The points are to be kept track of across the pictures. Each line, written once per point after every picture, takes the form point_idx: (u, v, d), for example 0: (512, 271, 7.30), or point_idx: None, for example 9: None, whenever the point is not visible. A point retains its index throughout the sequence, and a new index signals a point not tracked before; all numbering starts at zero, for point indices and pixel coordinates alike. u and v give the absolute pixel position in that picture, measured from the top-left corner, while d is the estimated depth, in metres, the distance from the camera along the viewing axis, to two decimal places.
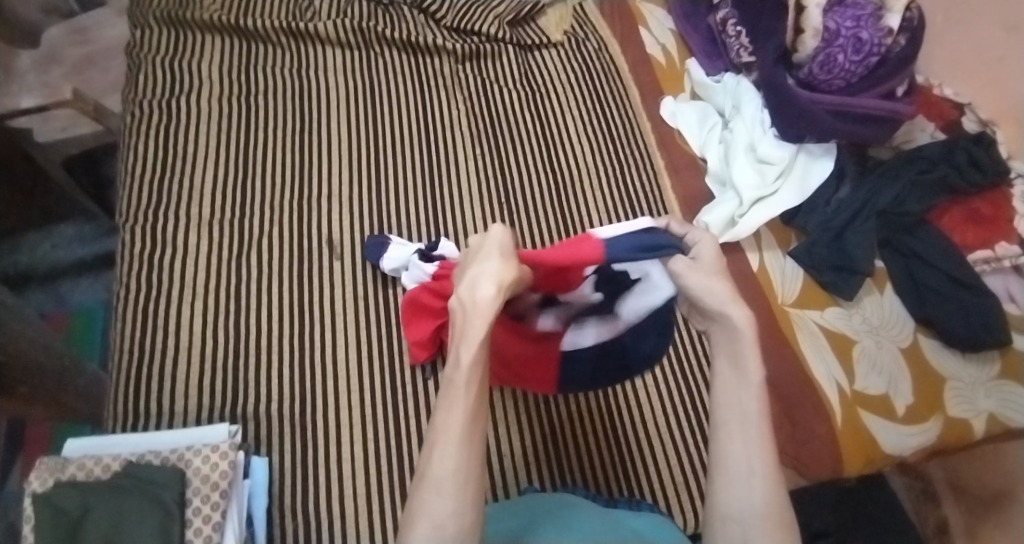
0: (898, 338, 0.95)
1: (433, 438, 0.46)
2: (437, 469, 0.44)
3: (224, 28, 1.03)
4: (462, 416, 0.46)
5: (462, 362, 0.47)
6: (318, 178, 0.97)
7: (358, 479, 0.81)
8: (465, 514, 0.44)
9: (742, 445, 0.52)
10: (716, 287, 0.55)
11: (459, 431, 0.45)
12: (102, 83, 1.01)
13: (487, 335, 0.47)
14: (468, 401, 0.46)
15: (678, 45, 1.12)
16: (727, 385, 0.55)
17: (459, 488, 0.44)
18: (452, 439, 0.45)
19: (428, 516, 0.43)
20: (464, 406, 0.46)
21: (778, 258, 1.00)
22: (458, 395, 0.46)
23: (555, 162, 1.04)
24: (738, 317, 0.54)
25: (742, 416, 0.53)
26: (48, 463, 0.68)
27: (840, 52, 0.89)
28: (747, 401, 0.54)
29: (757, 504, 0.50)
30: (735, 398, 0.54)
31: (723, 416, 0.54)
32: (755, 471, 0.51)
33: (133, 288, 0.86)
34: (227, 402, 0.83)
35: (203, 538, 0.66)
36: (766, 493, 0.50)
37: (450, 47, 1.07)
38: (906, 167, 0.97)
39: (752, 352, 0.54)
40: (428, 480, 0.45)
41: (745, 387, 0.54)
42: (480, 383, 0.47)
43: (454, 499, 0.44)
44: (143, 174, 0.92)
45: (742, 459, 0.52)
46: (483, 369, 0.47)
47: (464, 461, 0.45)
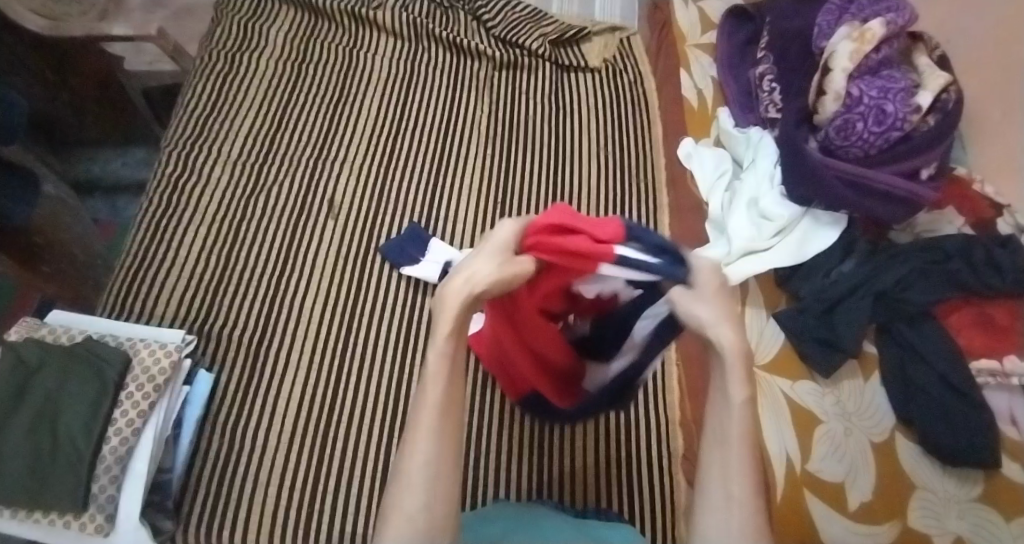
0: (871, 430, 0.88)
1: (410, 437, 0.53)
2: (411, 466, 0.52)
3: (298, 3, 1.15)
4: (433, 410, 0.53)
5: (431, 365, 0.54)
6: (340, 144, 1.06)
7: (290, 418, 0.86)
8: (435, 509, 0.51)
9: (723, 473, 0.51)
10: (706, 314, 0.52)
11: (429, 427, 0.53)
12: (189, 30, 1.17)
13: (456, 338, 0.53)
14: (438, 395, 0.53)
15: (715, 93, 1.11)
16: (714, 404, 0.54)
17: (430, 479, 0.52)
18: (425, 435, 0.52)
19: (400, 509, 0.51)
20: (435, 399, 0.53)
21: (760, 319, 0.96)
22: (433, 393, 0.53)
23: (563, 176, 1.07)
24: (721, 338, 0.51)
25: (727, 441, 0.52)
26: (29, 322, 0.79)
27: (859, 120, 0.87)
28: (729, 422, 0.52)
29: (736, 532, 0.50)
30: (721, 418, 0.53)
31: (709, 437, 0.53)
32: (735, 498, 0.51)
33: (154, 204, 0.97)
34: (197, 318, 0.91)
35: (126, 420, 0.73)
36: (746, 525, 0.50)
37: (491, 54, 1.14)
38: (919, 254, 0.91)
39: (735, 377, 0.51)
40: (403, 474, 0.52)
41: (728, 409, 0.52)
42: (452, 380, 0.54)
43: (423, 495, 0.51)
44: (193, 110, 1.04)
45: (722, 486, 0.51)
46: (454, 364, 0.54)
47: (434, 456, 0.52)
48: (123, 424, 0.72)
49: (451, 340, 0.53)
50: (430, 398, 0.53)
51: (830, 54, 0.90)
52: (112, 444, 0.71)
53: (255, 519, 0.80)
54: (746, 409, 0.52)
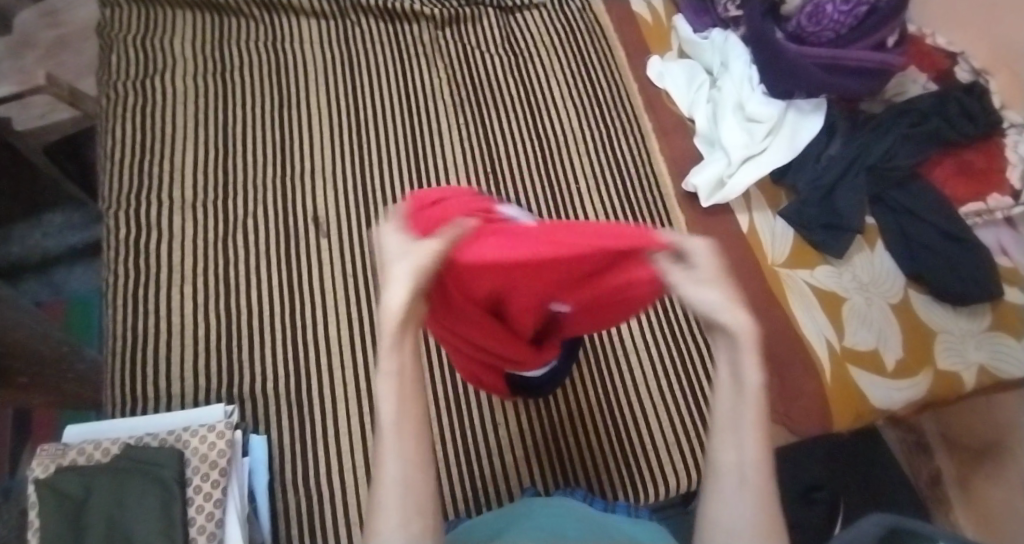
0: (888, 294, 0.95)
1: (374, 454, 0.41)
2: (383, 488, 0.39)
3: (199, 3, 1.02)
4: (392, 424, 0.40)
5: (380, 378, 0.40)
6: (300, 151, 0.97)
7: (356, 453, 0.82)
8: (414, 528, 0.39)
9: (732, 449, 0.40)
10: (706, 293, 0.39)
11: (392, 443, 0.40)
12: (77, 64, 1.00)
13: (416, 336, 0.42)
14: (391, 394, 0.40)
15: (666, 4, 1.09)
16: (722, 392, 0.42)
17: (404, 497, 0.39)
18: (389, 450, 0.39)
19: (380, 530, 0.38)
20: (388, 411, 0.40)
21: (768, 219, 1.00)
22: (384, 410, 0.40)
23: (541, 126, 1.02)
24: (731, 319, 0.39)
25: (735, 425, 0.41)
26: (50, 450, 0.70)
27: (828, 2, 0.89)
28: (741, 405, 0.41)
29: (749, 531, 0.39)
30: (726, 401, 0.42)
31: (712, 422, 0.42)
32: (747, 481, 0.40)
33: (121, 275, 0.86)
34: (222, 383, 0.84)
35: (205, 515, 0.68)
36: (760, 518, 0.39)
37: (428, 13, 1.05)
38: (897, 119, 0.96)
39: (745, 354, 0.40)
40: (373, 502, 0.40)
41: (745, 393, 0.40)
42: (421, 380, 0.42)
43: (401, 504, 0.39)
44: (124, 159, 0.92)
45: (731, 487, 0.40)
46: (421, 360, 0.42)
47: (410, 461, 0.40)
48: (204, 520, 0.68)
49: (394, 354, 0.40)
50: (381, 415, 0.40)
51: None
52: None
53: None
54: (762, 392, 0.40)
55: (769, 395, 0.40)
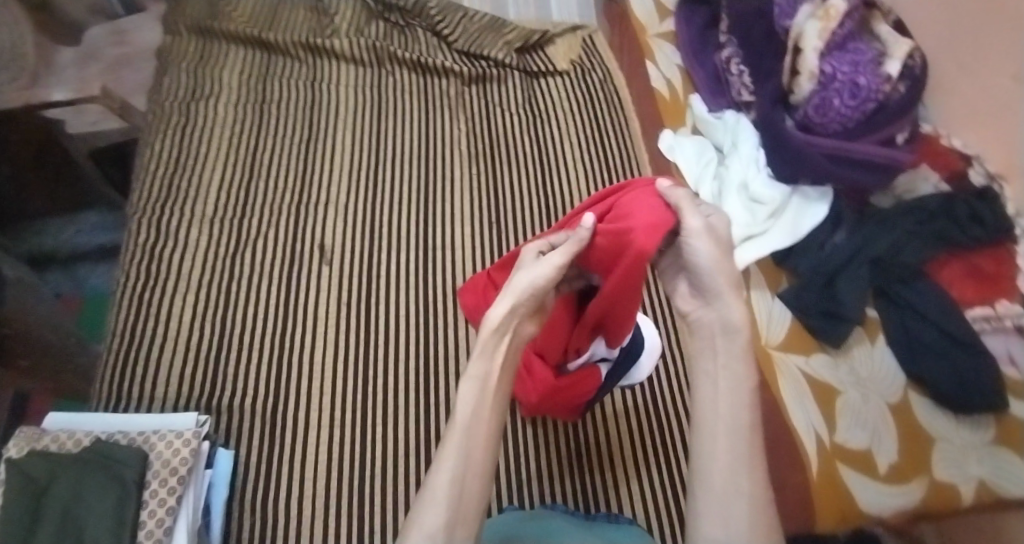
0: (885, 392, 0.90)
1: (437, 454, 0.52)
2: (436, 480, 0.50)
3: (251, 41, 1.11)
4: (460, 429, 0.52)
5: (462, 387, 0.53)
6: (319, 182, 1.02)
7: (319, 480, 0.83)
8: (456, 529, 0.48)
9: (730, 454, 0.50)
10: (722, 271, 0.54)
11: (456, 447, 0.51)
12: (132, 82, 1.10)
13: (486, 357, 0.54)
14: (465, 412, 0.52)
15: (684, 81, 1.12)
16: (715, 393, 0.53)
17: (454, 500, 0.49)
18: (449, 452, 0.51)
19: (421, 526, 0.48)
20: (464, 417, 0.52)
21: (766, 299, 0.98)
22: (461, 413, 0.52)
23: (549, 182, 1.05)
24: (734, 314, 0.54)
25: (734, 428, 0.51)
26: (27, 432, 0.73)
27: (836, 95, 0.91)
28: (737, 411, 0.52)
29: (744, 521, 0.48)
30: (729, 406, 0.52)
31: (714, 423, 0.52)
32: (744, 489, 0.49)
33: (132, 277, 0.91)
34: (205, 392, 0.86)
35: (155, 520, 0.68)
36: (753, 513, 0.48)
37: (458, 69, 1.12)
38: (904, 216, 0.95)
39: (741, 361, 0.54)
40: (427, 493, 0.50)
41: (736, 393, 0.53)
42: (483, 396, 0.53)
43: (446, 510, 0.48)
44: (157, 170, 0.99)
45: (733, 476, 0.50)
46: (487, 387, 0.54)
47: (458, 471, 0.50)
48: (153, 526, 0.68)
49: (484, 360, 0.54)
50: (458, 418, 0.52)
51: (799, 34, 0.94)
52: None
53: None
54: (753, 399, 0.53)
55: (756, 402, 0.53)
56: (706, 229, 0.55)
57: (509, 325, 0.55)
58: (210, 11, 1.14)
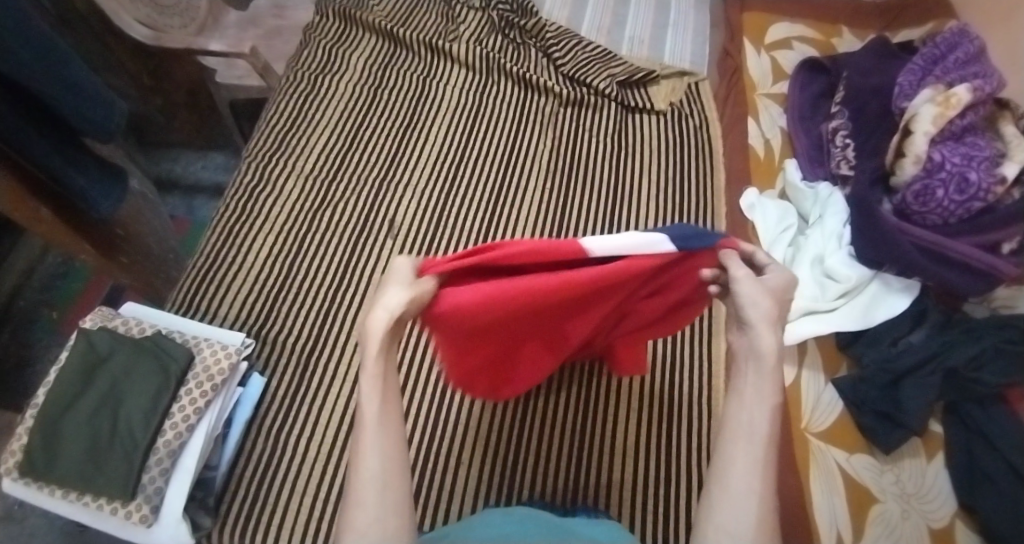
0: (930, 515, 0.81)
1: (355, 450, 0.52)
2: (361, 478, 0.50)
3: (382, 31, 1.22)
4: (372, 425, 0.52)
5: (365, 382, 0.53)
6: (406, 166, 1.10)
7: (330, 428, 0.87)
8: (389, 521, 0.50)
9: (746, 459, 0.49)
10: (763, 305, 0.53)
11: (375, 441, 0.52)
12: (278, 48, 1.25)
13: (387, 358, 0.53)
14: (376, 413, 0.52)
15: (784, 143, 1.11)
16: (742, 408, 0.52)
17: (380, 494, 0.50)
18: (370, 445, 0.51)
19: (356, 513, 0.50)
20: (373, 410, 0.52)
21: (817, 382, 0.92)
22: (370, 408, 0.52)
23: (620, 212, 1.07)
24: (767, 340, 0.52)
25: (748, 435, 0.50)
26: (106, 311, 0.83)
27: (940, 187, 0.85)
28: (756, 420, 0.51)
29: (751, 527, 0.47)
30: (741, 417, 0.51)
31: (730, 434, 0.51)
32: (754, 491, 0.48)
33: (230, 210, 1.02)
34: (258, 323, 0.94)
35: (182, 416, 0.75)
36: (760, 516, 0.47)
37: (559, 90, 1.17)
38: (994, 331, 0.86)
39: (770, 377, 0.52)
40: (354, 489, 0.51)
41: (758, 406, 0.51)
42: (387, 387, 0.53)
43: (376, 502, 0.50)
44: (276, 125, 1.11)
45: (739, 477, 0.49)
46: (388, 380, 0.53)
47: (382, 468, 0.51)
48: (179, 419, 0.75)
49: (380, 360, 0.52)
50: (366, 414, 0.52)
51: (912, 115, 0.89)
52: (167, 437, 0.74)
53: (289, 525, 0.80)
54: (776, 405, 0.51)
55: (779, 413, 0.51)
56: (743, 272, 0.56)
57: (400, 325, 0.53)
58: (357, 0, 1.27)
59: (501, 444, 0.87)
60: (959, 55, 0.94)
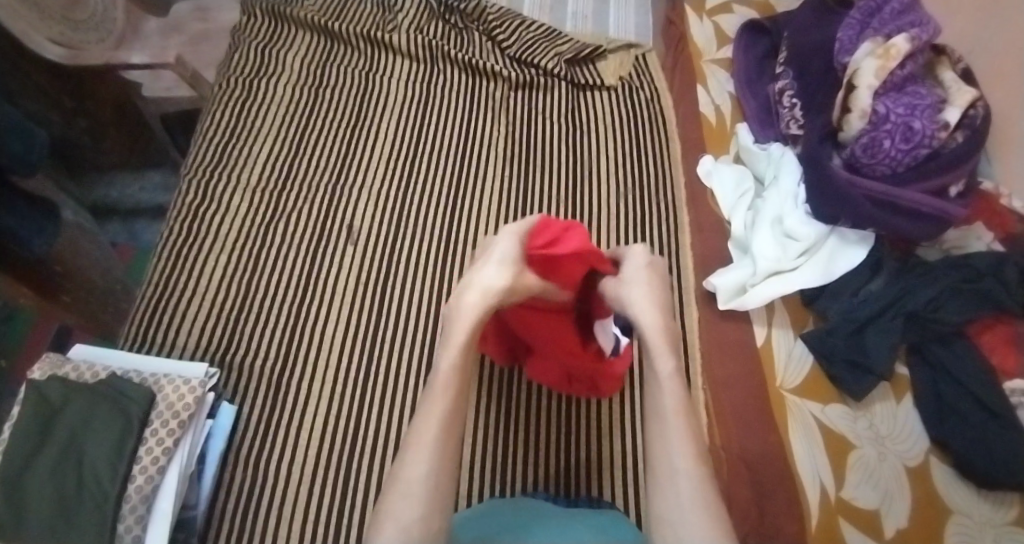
0: (905, 454, 0.84)
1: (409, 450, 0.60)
2: (409, 480, 0.57)
3: (315, 27, 1.17)
4: (435, 425, 0.61)
5: (436, 382, 0.63)
6: (357, 167, 1.06)
7: (311, 449, 0.85)
8: (429, 520, 0.56)
9: (665, 441, 0.63)
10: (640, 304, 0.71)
11: (430, 440, 0.60)
12: (206, 54, 1.18)
13: (465, 353, 0.65)
14: (440, 415, 0.61)
15: (734, 109, 1.12)
16: (653, 394, 0.67)
17: (427, 492, 0.57)
18: (422, 445, 0.59)
19: (394, 520, 0.55)
20: (437, 412, 0.61)
21: (787, 339, 0.93)
22: (436, 407, 0.61)
23: (581, 193, 1.06)
24: (650, 322, 0.70)
25: (664, 416, 0.64)
26: (52, 358, 0.78)
27: (886, 138, 0.87)
28: (664, 401, 0.65)
29: (685, 496, 0.58)
30: (656, 401, 0.66)
31: (652, 420, 0.66)
32: (680, 466, 0.60)
33: (175, 232, 0.97)
34: (221, 348, 0.90)
35: (151, 458, 0.71)
36: (691, 492, 0.59)
37: (507, 74, 1.14)
38: (949, 272, 0.88)
39: (664, 354, 0.68)
40: (401, 485, 0.58)
41: (666, 389, 0.66)
42: (453, 398, 0.63)
43: (420, 506, 0.56)
44: (213, 137, 1.05)
45: (669, 457, 0.61)
46: (456, 384, 0.63)
47: (435, 466, 0.58)
48: (148, 462, 0.71)
49: (459, 350, 0.65)
50: (433, 411, 0.61)
51: (854, 70, 0.91)
52: (138, 482, 0.70)
53: None
54: (676, 385, 0.66)
55: (678, 388, 0.66)
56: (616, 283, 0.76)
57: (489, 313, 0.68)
58: None
59: (490, 439, 0.87)
60: (894, 5, 0.97)
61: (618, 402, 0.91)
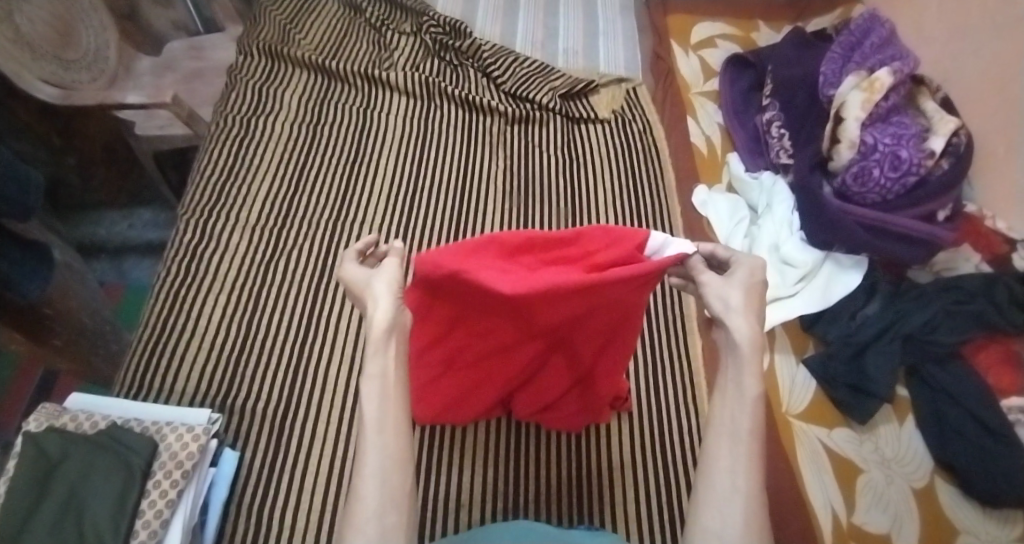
0: (912, 476, 0.85)
1: (358, 451, 0.52)
2: (364, 481, 0.50)
3: (311, 66, 1.18)
4: (373, 423, 0.52)
5: (367, 378, 0.55)
6: (356, 204, 1.06)
7: (316, 493, 0.83)
8: (390, 523, 0.49)
9: (730, 469, 0.52)
10: (733, 299, 0.58)
11: (373, 439, 0.52)
12: (200, 92, 1.18)
13: (387, 352, 0.56)
14: (375, 408, 0.53)
15: (723, 139, 1.16)
16: (723, 397, 0.56)
17: (383, 494, 0.50)
18: (369, 446, 0.51)
19: (353, 525, 0.49)
20: (370, 408, 0.53)
21: (790, 365, 0.94)
22: (369, 407, 0.53)
23: (579, 222, 1.07)
24: (740, 328, 0.57)
25: (734, 433, 0.54)
26: (48, 409, 0.76)
27: (876, 167, 0.91)
28: (740, 416, 0.55)
29: (739, 522, 0.50)
30: (729, 412, 0.55)
31: (716, 431, 0.55)
32: (739, 490, 0.52)
33: (171, 273, 0.95)
34: (222, 392, 0.88)
35: (154, 511, 0.69)
36: (748, 512, 0.51)
37: (503, 109, 1.17)
38: (941, 294, 0.90)
39: (751, 367, 0.56)
40: (356, 489, 0.50)
41: (742, 401, 0.55)
42: (386, 389, 0.54)
43: (375, 503, 0.49)
44: (210, 176, 1.04)
45: (728, 476, 0.52)
46: (388, 376, 0.55)
47: (382, 467, 0.51)
48: (151, 516, 0.69)
49: (380, 360, 0.56)
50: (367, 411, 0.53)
51: (841, 103, 0.95)
52: (140, 538, 0.68)
53: None
54: (758, 405, 0.55)
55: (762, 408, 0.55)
56: (710, 273, 0.60)
57: (398, 330, 0.58)
58: (280, 35, 1.21)
59: (497, 472, 0.86)
60: (873, 39, 1.02)
61: (626, 432, 0.90)
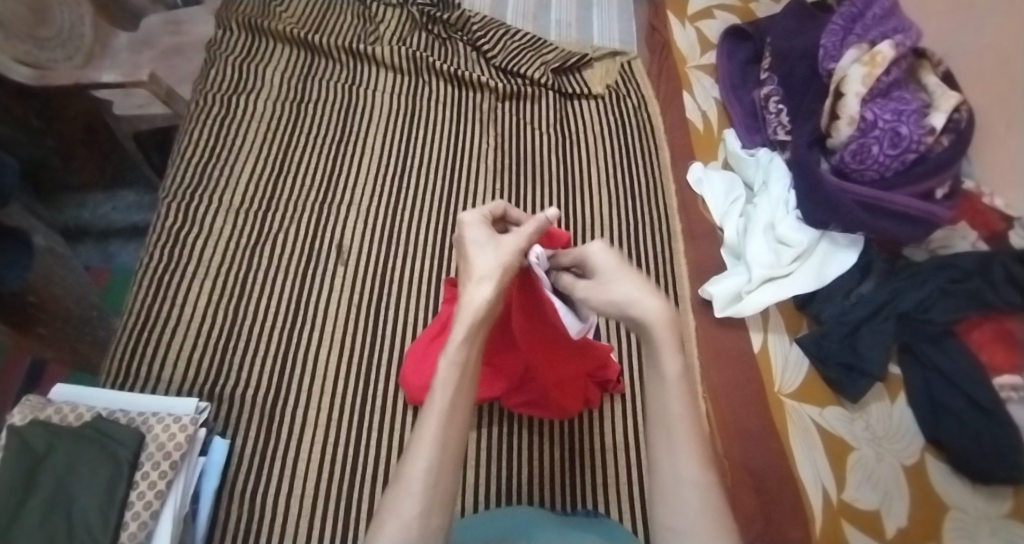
0: (902, 453, 0.84)
1: (412, 444, 0.53)
2: (412, 473, 0.52)
3: (293, 40, 1.13)
4: (439, 418, 0.54)
5: (443, 369, 0.56)
6: (343, 186, 1.04)
7: (309, 480, 0.82)
8: (430, 520, 0.51)
9: (672, 460, 0.53)
10: (627, 292, 0.56)
11: (435, 437, 0.53)
12: (179, 69, 1.14)
13: (469, 345, 0.57)
14: (444, 406, 0.54)
15: (720, 114, 1.14)
16: (651, 384, 0.56)
17: (428, 488, 0.51)
18: (430, 442, 0.52)
19: (394, 517, 0.50)
20: (442, 405, 0.54)
21: (783, 344, 0.94)
22: (440, 398, 0.54)
23: (573, 201, 1.05)
24: (648, 309, 0.55)
25: (668, 420, 0.54)
26: (32, 401, 0.74)
27: (875, 143, 0.89)
28: (670, 403, 0.54)
29: (693, 512, 0.51)
30: (660, 399, 0.55)
31: (654, 419, 0.55)
32: (687, 479, 0.52)
33: (154, 258, 0.93)
34: (209, 381, 0.87)
35: (144, 503, 0.68)
36: (701, 500, 0.51)
37: (493, 85, 1.13)
38: (938, 273, 0.87)
39: (667, 345, 0.54)
40: (403, 481, 0.52)
41: (671, 388, 0.54)
42: (460, 389, 0.55)
43: (420, 502, 0.51)
44: (190, 158, 1.01)
45: (673, 466, 0.53)
46: (463, 373, 0.56)
47: (434, 463, 0.52)
48: (140, 507, 0.68)
49: (463, 345, 0.56)
50: (437, 402, 0.54)
51: (841, 77, 0.93)
52: (130, 530, 0.67)
53: None
54: (681, 387, 0.54)
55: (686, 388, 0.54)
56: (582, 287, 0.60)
57: (488, 316, 0.59)
58: (261, 9, 1.17)
59: (490, 457, 0.85)
60: (875, 10, 0.98)
61: (621, 415, 0.90)
